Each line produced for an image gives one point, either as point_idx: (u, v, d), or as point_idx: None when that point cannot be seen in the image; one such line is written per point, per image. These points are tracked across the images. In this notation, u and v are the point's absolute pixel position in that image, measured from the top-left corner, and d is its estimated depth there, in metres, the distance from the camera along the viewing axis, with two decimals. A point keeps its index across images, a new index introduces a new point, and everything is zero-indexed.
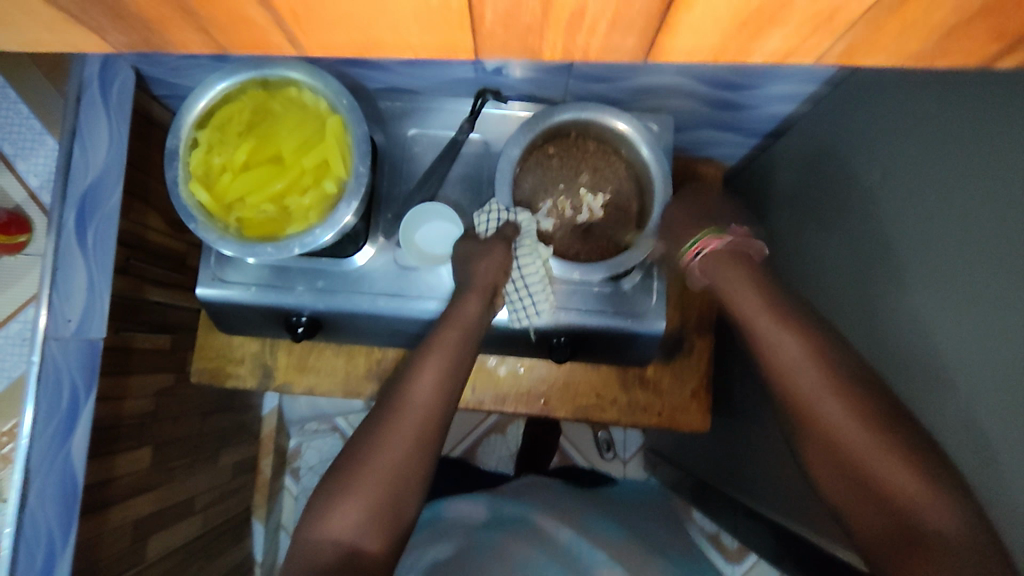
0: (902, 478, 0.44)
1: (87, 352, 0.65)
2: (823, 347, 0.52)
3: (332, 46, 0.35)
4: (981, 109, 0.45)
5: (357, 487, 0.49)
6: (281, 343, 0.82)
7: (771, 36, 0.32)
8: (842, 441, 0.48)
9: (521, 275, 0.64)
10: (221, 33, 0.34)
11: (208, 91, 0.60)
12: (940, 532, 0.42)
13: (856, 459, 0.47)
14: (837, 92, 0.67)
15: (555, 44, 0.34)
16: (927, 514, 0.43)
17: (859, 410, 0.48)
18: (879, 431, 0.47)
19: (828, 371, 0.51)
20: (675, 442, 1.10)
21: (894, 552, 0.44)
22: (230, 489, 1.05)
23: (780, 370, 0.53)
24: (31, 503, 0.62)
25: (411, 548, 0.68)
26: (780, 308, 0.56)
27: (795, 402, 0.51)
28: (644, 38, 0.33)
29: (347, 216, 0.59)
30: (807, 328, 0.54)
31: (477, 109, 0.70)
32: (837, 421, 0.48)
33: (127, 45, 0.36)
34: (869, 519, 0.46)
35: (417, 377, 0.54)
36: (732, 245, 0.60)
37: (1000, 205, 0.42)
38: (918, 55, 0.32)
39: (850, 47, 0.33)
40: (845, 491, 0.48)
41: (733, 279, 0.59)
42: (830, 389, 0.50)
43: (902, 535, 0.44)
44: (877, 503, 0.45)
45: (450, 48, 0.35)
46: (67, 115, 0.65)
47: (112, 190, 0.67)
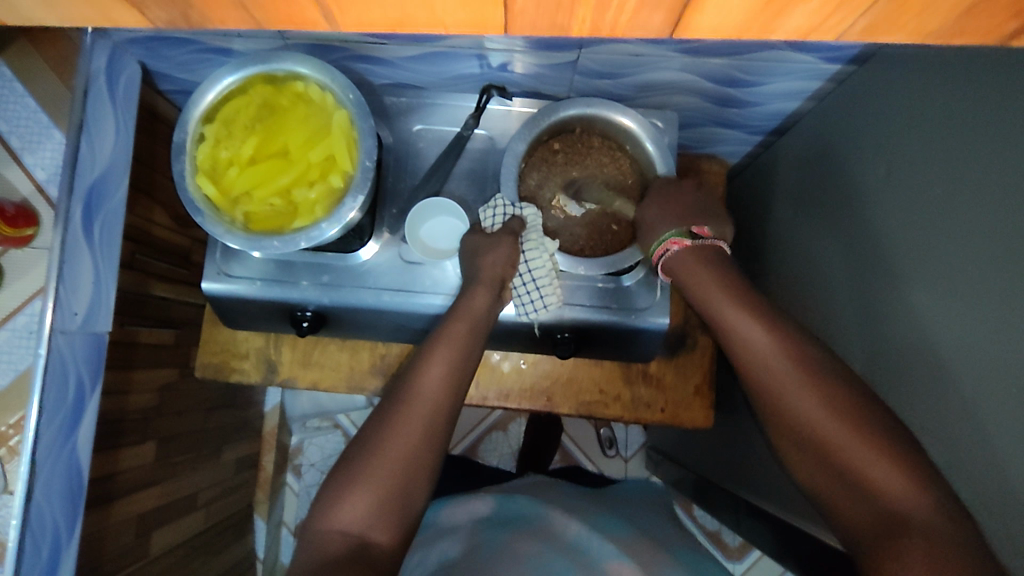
0: (873, 462, 0.47)
1: (94, 345, 0.67)
2: (790, 343, 0.55)
3: (363, 23, 0.35)
4: (989, 102, 0.46)
5: (366, 478, 0.49)
6: (285, 338, 0.82)
7: (794, 14, 0.32)
8: (813, 428, 0.51)
9: (527, 269, 0.64)
10: (258, 9, 0.34)
11: (215, 85, 0.61)
12: (911, 513, 0.44)
13: (824, 442, 0.50)
14: (841, 88, 0.67)
15: (583, 22, 0.34)
16: (902, 499, 0.45)
17: (827, 400, 0.51)
18: (846, 417, 0.50)
19: (798, 361, 0.54)
20: (677, 440, 1.10)
21: (869, 536, 0.46)
22: (232, 485, 1.05)
23: (755, 364, 0.56)
24: (37, 496, 0.61)
25: (415, 547, 0.68)
26: (750, 304, 0.58)
27: (772, 394, 0.54)
28: (671, 15, 0.33)
29: (352, 211, 0.59)
30: (775, 322, 0.57)
31: (480, 105, 0.70)
32: (811, 415, 0.51)
33: (163, 23, 0.36)
34: (847, 506, 0.48)
35: (424, 370, 0.54)
36: (695, 247, 0.62)
37: (1007, 196, 0.43)
38: (938, 33, 0.33)
39: (871, 26, 0.33)
40: (820, 477, 0.50)
41: (705, 280, 0.60)
42: (800, 380, 0.53)
43: (874, 517, 0.46)
44: (855, 491, 0.48)
45: (481, 24, 0.35)
46: (73, 108, 0.63)
47: (118, 183, 0.68)
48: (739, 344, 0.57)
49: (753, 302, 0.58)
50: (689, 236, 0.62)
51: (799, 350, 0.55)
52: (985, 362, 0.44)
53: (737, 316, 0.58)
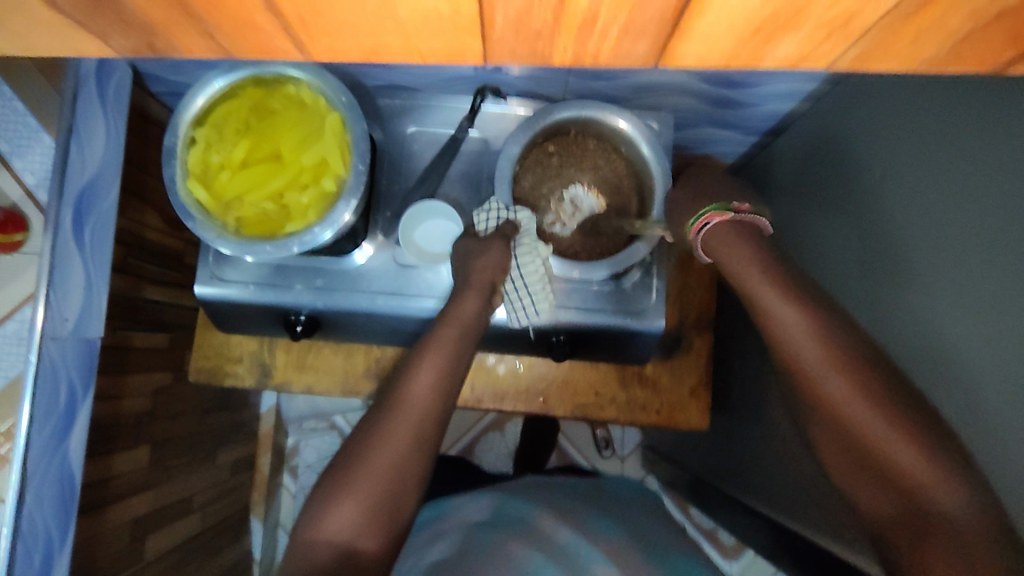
0: (909, 458, 0.44)
1: (85, 350, 0.66)
2: (821, 318, 0.50)
3: (337, 53, 0.35)
4: (984, 112, 0.45)
5: (354, 485, 0.49)
6: (279, 341, 0.82)
7: (783, 43, 0.32)
8: (850, 420, 0.47)
9: (520, 274, 0.63)
10: (226, 37, 0.34)
11: (206, 88, 0.60)
12: (948, 516, 0.42)
13: (860, 434, 0.46)
14: (838, 89, 0.67)
15: (565, 49, 0.34)
16: (936, 497, 0.43)
17: (862, 384, 0.47)
18: (890, 410, 0.46)
19: (831, 347, 0.48)
20: (674, 440, 1.10)
21: (898, 530, 0.45)
22: (227, 487, 1.04)
23: (787, 345, 0.50)
24: (28, 504, 0.62)
25: (407, 550, 0.68)
26: (780, 277, 0.52)
27: (804, 378, 0.49)
28: (655, 45, 0.33)
29: (346, 214, 0.59)
30: (808, 300, 0.50)
31: (475, 107, 0.69)
32: (842, 400, 0.47)
33: (127, 52, 0.36)
34: (874, 496, 0.47)
35: (415, 376, 0.54)
36: (738, 225, 0.54)
37: (1005, 206, 0.42)
38: (933, 60, 0.32)
39: (863, 53, 0.32)
40: (847, 465, 0.48)
41: (741, 255, 0.53)
42: (837, 364, 0.48)
43: (903, 513, 0.45)
44: (884, 482, 0.46)
45: (458, 53, 0.35)
46: (63, 113, 0.64)
47: (109, 186, 0.67)
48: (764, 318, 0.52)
49: (781, 275, 0.52)
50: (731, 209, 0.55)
51: (834, 333, 0.49)
52: (983, 372, 0.44)
53: (763, 286, 0.52)
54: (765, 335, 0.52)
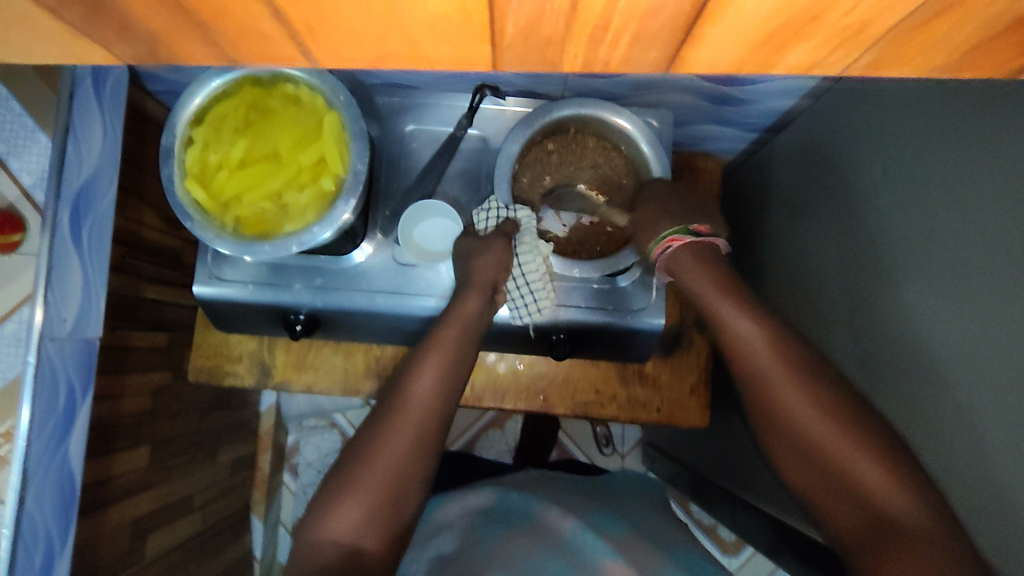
0: (865, 467, 0.46)
1: (84, 350, 0.66)
2: (777, 333, 0.53)
3: (345, 59, 0.35)
4: (981, 112, 0.45)
5: (356, 486, 0.49)
6: (278, 341, 0.81)
7: (794, 50, 0.32)
8: (805, 433, 0.49)
9: (521, 272, 0.64)
10: (232, 46, 0.34)
11: (203, 87, 0.59)
12: (907, 523, 0.43)
13: (814, 445, 0.48)
14: (836, 87, 0.66)
15: (575, 57, 0.34)
16: (890, 503, 0.44)
17: (816, 394, 0.50)
18: (841, 419, 0.48)
19: (788, 357, 0.52)
20: (673, 437, 1.10)
21: (861, 542, 0.45)
22: (227, 486, 1.04)
23: (746, 360, 0.53)
24: (29, 504, 0.62)
25: (412, 546, 0.68)
26: (740, 299, 0.56)
27: (760, 392, 0.52)
28: (667, 50, 0.32)
29: (345, 213, 0.59)
30: (764, 316, 0.55)
31: (474, 104, 0.68)
32: (799, 410, 0.50)
33: (132, 59, 0.35)
34: (837, 508, 0.47)
35: (416, 376, 0.54)
36: (694, 246, 0.59)
37: (1004, 206, 0.42)
38: (946, 67, 0.32)
39: (875, 60, 0.32)
40: (808, 479, 0.49)
41: (698, 276, 0.58)
42: (792, 376, 0.51)
43: (864, 522, 0.45)
44: (844, 493, 0.47)
45: (466, 60, 0.34)
46: (59, 111, 0.63)
47: (106, 186, 0.67)
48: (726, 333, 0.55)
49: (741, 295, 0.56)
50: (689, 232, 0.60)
51: (790, 348, 0.52)
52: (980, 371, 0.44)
53: (723, 304, 0.56)
54: (729, 356, 0.55)
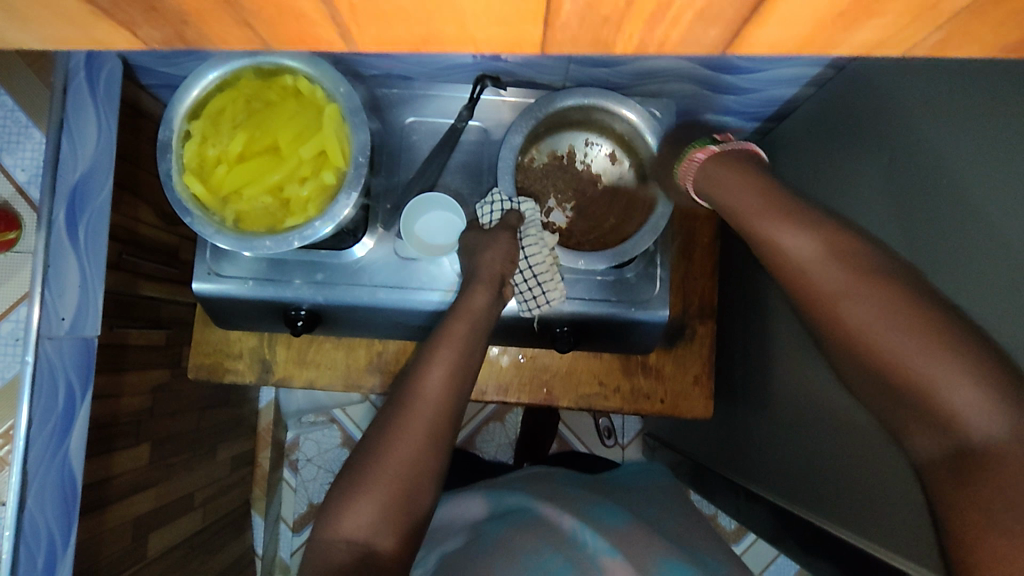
0: (948, 384, 0.38)
1: (83, 349, 0.65)
2: (840, 244, 0.45)
3: (385, 42, 0.34)
4: (988, 99, 0.44)
5: (370, 485, 0.48)
6: (279, 337, 0.81)
7: (862, 27, 0.31)
8: (875, 350, 0.41)
9: (528, 264, 0.63)
10: (264, 27, 0.33)
11: (201, 79, 0.58)
12: (1000, 447, 0.36)
13: (886, 360, 0.41)
14: (841, 75, 0.66)
15: (630, 37, 0.33)
16: (983, 428, 0.36)
17: (879, 300, 0.42)
18: (910, 325, 0.40)
19: (850, 266, 0.44)
20: (674, 427, 1.10)
21: (949, 471, 0.38)
22: (228, 483, 1.03)
23: (799, 273, 0.46)
24: (30, 505, 0.61)
25: (424, 546, 0.67)
26: (784, 204, 0.49)
27: (820, 304, 0.45)
28: (728, 29, 0.32)
29: (347, 208, 0.58)
30: (820, 220, 0.47)
31: (474, 96, 0.68)
32: (862, 319, 0.42)
33: (155, 43, 0.34)
34: (925, 434, 0.40)
35: (426, 372, 0.53)
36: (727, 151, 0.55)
37: (1011, 193, 0.42)
38: (1009, 46, 0.32)
39: (944, 38, 0.31)
40: (890, 402, 0.42)
41: (729, 181, 0.53)
42: (854, 286, 0.43)
43: (951, 449, 0.38)
44: (927, 418, 0.39)
45: (516, 41, 0.34)
46: (53, 106, 0.62)
47: (102, 183, 0.65)
48: (776, 248, 0.48)
49: (783, 199, 0.49)
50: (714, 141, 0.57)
51: (849, 254, 0.45)
52: None
53: (767, 218, 0.48)
54: (778, 269, 0.49)
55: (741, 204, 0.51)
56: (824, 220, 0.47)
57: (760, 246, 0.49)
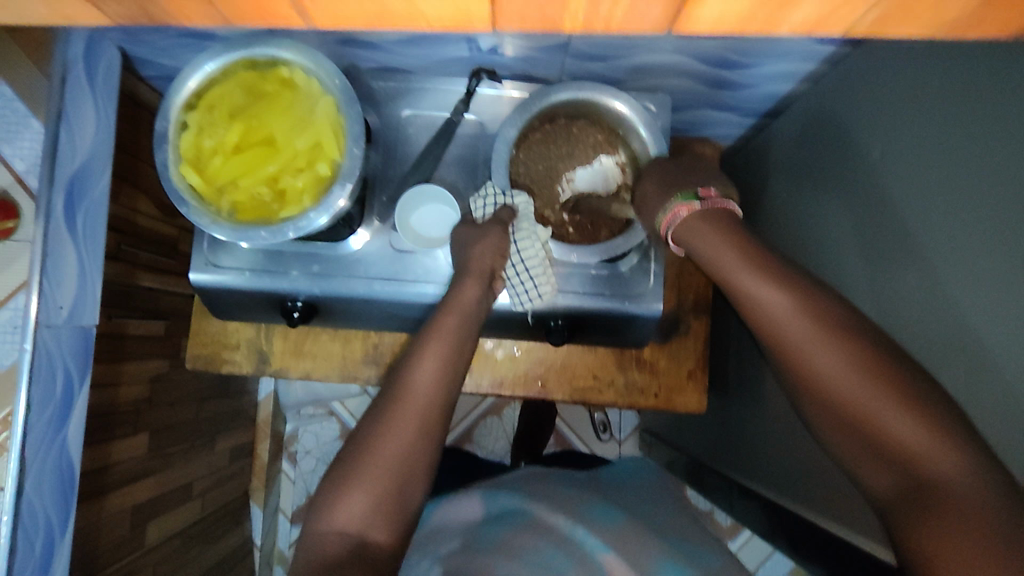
0: (905, 429, 0.41)
1: (81, 339, 0.65)
2: (807, 294, 0.47)
3: (339, 18, 0.35)
4: (985, 91, 0.44)
5: (361, 477, 0.49)
6: (276, 328, 0.81)
7: (801, 6, 0.32)
8: (848, 400, 0.43)
9: (521, 259, 0.63)
10: (227, 3, 0.34)
11: (198, 71, 0.59)
12: (954, 485, 0.38)
13: (851, 403, 0.43)
14: (834, 70, 0.66)
15: (575, 15, 0.34)
16: (939, 467, 0.39)
17: (847, 351, 0.44)
18: (874, 374, 0.43)
19: (819, 314, 0.46)
20: (670, 423, 1.11)
21: (903, 508, 0.40)
22: (227, 474, 1.05)
23: (768, 325, 0.48)
24: (28, 490, 0.62)
25: (414, 547, 0.67)
26: (757, 256, 0.50)
27: (794, 355, 0.46)
28: (669, 8, 0.33)
29: (342, 199, 0.58)
30: (785, 273, 0.49)
31: (471, 90, 0.69)
32: (829, 369, 0.44)
33: (123, 18, 0.35)
34: (879, 470, 0.42)
35: (417, 366, 0.54)
36: (704, 212, 0.53)
37: (1003, 186, 0.42)
38: (953, 25, 0.32)
39: (881, 17, 0.32)
40: (847, 441, 0.44)
41: (702, 232, 0.52)
42: (827, 338, 0.45)
43: (906, 486, 0.41)
44: (886, 458, 0.42)
45: (464, 18, 0.35)
46: (52, 96, 0.63)
47: (101, 172, 0.66)
48: (741, 295, 0.50)
49: (751, 251, 0.50)
50: (696, 199, 0.54)
51: (818, 305, 0.47)
52: (983, 354, 0.43)
53: (735, 267, 0.50)
54: (748, 317, 0.50)
55: (710, 252, 0.52)
56: (796, 274, 0.49)
57: (730, 292, 0.51)
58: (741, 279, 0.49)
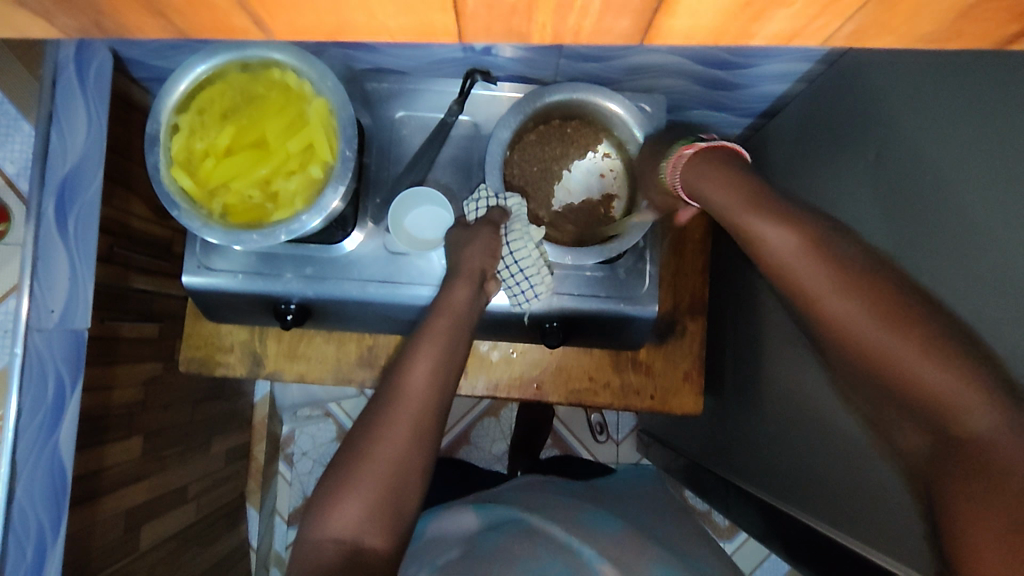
0: (934, 382, 0.40)
1: (73, 341, 0.65)
2: (823, 244, 0.47)
3: (299, 31, 0.34)
4: (979, 94, 0.44)
5: (353, 482, 0.49)
6: (270, 331, 0.81)
7: (773, 18, 0.31)
8: (871, 350, 0.43)
9: (513, 258, 0.63)
10: (180, 16, 0.33)
11: (188, 73, 0.58)
12: (986, 440, 0.38)
13: (881, 362, 0.43)
14: (830, 70, 0.66)
15: (542, 27, 0.33)
16: (969, 420, 0.39)
17: (870, 302, 0.44)
18: (899, 328, 0.42)
19: (843, 268, 0.46)
20: (668, 424, 1.10)
21: (938, 458, 0.41)
22: (223, 476, 1.04)
23: (786, 274, 0.48)
24: (19, 496, 0.61)
25: (410, 556, 0.65)
26: (774, 204, 0.50)
27: (815, 309, 0.46)
28: (638, 20, 0.32)
29: (335, 201, 0.58)
30: (799, 221, 0.48)
31: (466, 90, 0.68)
32: (851, 322, 0.44)
33: (76, 32, 0.34)
34: (911, 422, 0.43)
35: (409, 368, 0.53)
36: (702, 156, 0.55)
37: (996, 191, 0.41)
38: (931, 37, 0.31)
39: (858, 29, 0.32)
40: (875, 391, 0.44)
41: (714, 180, 0.53)
42: (846, 288, 0.45)
43: (939, 436, 0.41)
44: (915, 410, 0.42)
45: (427, 30, 0.34)
46: (42, 99, 0.63)
47: (93, 175, 0.66)
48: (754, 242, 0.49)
49: (763, 199, 0.50)
50: (697, 141, 0.57)
51: (834, 255, 0.46)
52: None
53: (745, 211, 0.50)
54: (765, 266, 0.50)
55: (717, 196, 0.52)
56: (820, 227, 0.48)
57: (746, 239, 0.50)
58: (751, 226, 0.49)
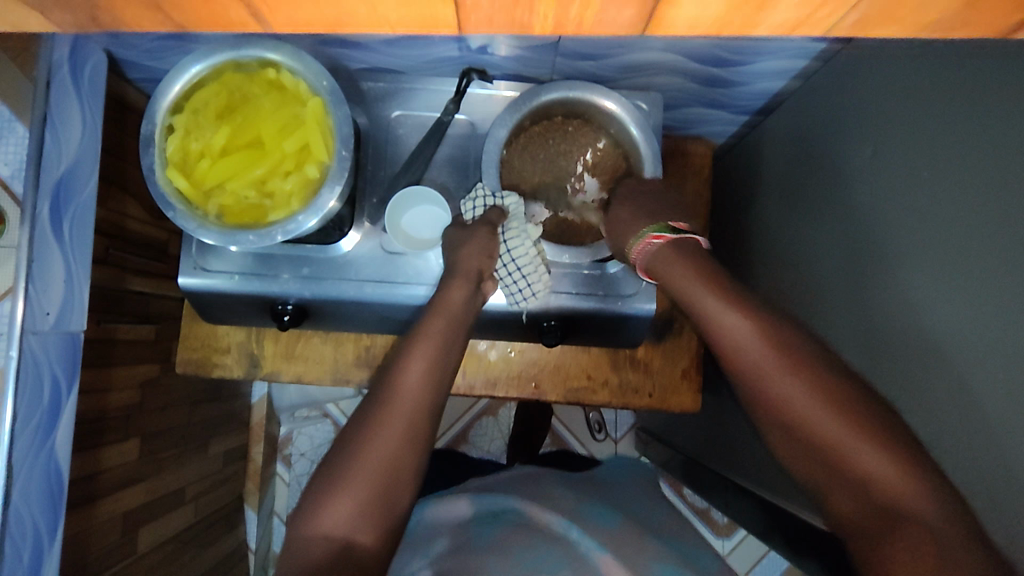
0: (869, 458, 0.43)
1: (67, 344, 0.64)
2: (768, 325, 0.50)
3: (299, 24, 0.34)
4: (975, 88, 0.44)
5: (348, 480, 0.49)
6: (267, 332, 0.81)
7: (778, 8, 0.32)
8: (804, 420, 0.46)
9: (510, 257, 0.63)
10: (176, 9, 0.33)
11: (183, 74, 0.58)
12: (920, 517, 0.41)
13: (821, 438, 0.45)
14: (826, 67, 0.66)
15: (544, 18, 0.33)
16: (903, 497, 0.42)
17: (812, 381, 0.47)
18: (839, 407, 0.45)
19: (782, 348, 0.49)
20: (666, 422, 1.10)
21: (867, 530, 0.43)
22: (221, 478, 1.04)
23: (733, 350, 0.51)
24: (15, 500, 0.61)
25: (402, 549, 0.66)
26: (721, 287, 0.53)
27: (761, 385, 0.49)
28: (642, 11, 0.32)
29: (331, 200, 0.58)
30: (747, 302, 0.52)
31: (462, 89, 0.67)
32: (793, 399, 0.47)
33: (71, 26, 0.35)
34: (840, 496, 0.45)
35: (405, 367, 0.53)
36: (674, 245, 0.57)
37: (993, 184, 0.41)
38: (937, 25, 0.31)
39: (862, 19, 0.32)
40: (807, 467, 0.47)
41: (678, 269, 0.56)
42: (789, 368, 0.48)
43: (870, 511, 0.43)
44: (850, 484, 0.44)
45: (430, 23, 0.34)
46: (36, 100, 0.62)
47: (87, 177, 0.65)
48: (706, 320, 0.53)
49: (717, 281, 0.54)
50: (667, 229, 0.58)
51: (779, 336, 0.50)
52: (973, 351, 0.43)
53: (700, 291, 0.53)
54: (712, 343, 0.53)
55: (677, 281, 0.55)
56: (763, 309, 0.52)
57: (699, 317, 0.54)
58: (707, 306, 0.53)
